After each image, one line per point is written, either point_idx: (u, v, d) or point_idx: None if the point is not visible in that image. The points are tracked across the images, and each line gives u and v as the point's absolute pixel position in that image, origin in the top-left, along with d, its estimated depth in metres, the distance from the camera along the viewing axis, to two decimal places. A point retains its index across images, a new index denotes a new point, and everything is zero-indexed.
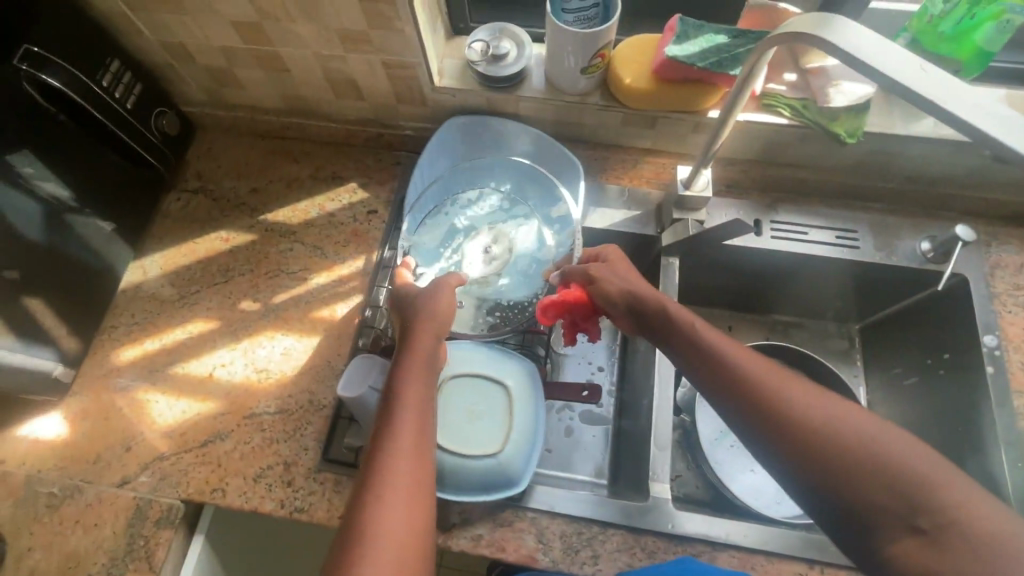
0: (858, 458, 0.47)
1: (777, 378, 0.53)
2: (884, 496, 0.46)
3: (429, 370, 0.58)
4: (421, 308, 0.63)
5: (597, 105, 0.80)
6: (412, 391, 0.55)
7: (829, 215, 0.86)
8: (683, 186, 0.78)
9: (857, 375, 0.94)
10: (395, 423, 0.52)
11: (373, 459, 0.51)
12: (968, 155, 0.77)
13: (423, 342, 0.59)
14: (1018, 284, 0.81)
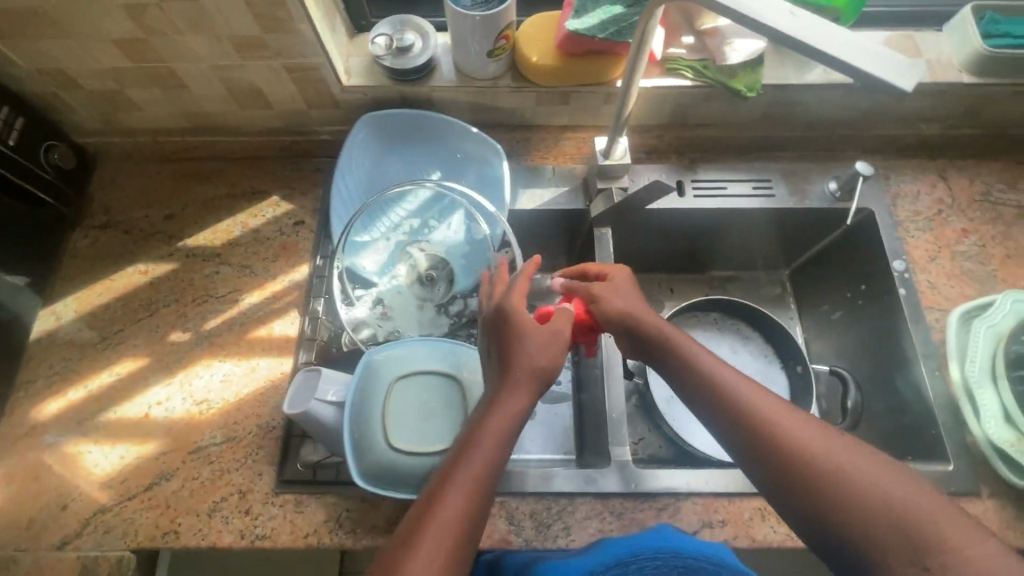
0: (857, 489, 0.47)
1: (774, 411, 0.54)
2: (880, 529, 0.45)
3: (517, 420, 0.55)
4: (524, 336, 0.59)
5: (508, 87, 0.80)
6: (490, 443, 0.53)
7: (744, 168, 0.90)
8: (602, 157, 0.80)
9: (792, 317, 1.00)
10: (458, 477, 0.51)
11: (430, 506, 0.50)
12: (857, 96, 0.82)
13: (517, 390, 0.56)
14: (917, 211, 0.87)
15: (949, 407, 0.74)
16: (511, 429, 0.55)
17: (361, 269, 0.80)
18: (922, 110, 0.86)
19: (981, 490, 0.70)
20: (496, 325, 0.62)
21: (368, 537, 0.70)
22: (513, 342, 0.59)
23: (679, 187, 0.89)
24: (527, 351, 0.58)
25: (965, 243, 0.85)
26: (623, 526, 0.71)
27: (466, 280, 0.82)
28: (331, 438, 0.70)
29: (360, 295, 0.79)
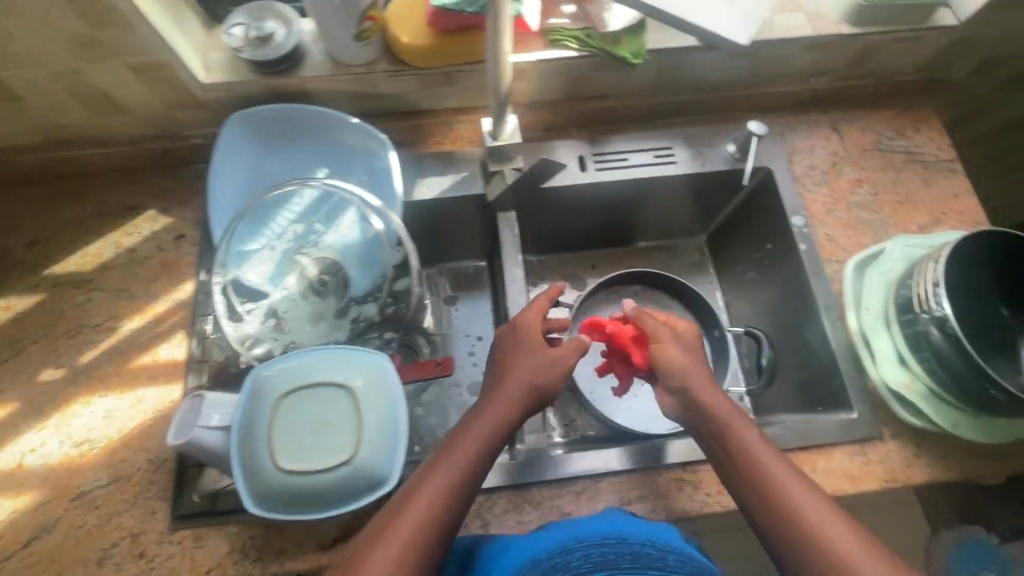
0: (784, 504, 0.58)
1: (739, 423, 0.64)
2: (792, 535, 0.57)
3: (494, 434, 0.64)
4: (527, 352, 0.69)
5: (387, 71, 0.75)
6: (469, 451, 0.62)
7: (645, 137, 0.89)
8: (492, 138, 0.76)
9: (711, 282, 1.00)
10: (431, 485, 0.59)
11: (406, 501, 0.59)
12: (744, 56, 0.81)
13: (500, 400, 0.66)
14: (814, 165, 0.88)
15: (849, 357, 0.76)
16: (491, 437, 0.63)
17: (248, 281, 0.74)
18: (810, 65, 0.85)
19: (883, 433, 0.72)
20: (506, 340, 0.71)
21: (275, 564, 0.66)
22: (508, 358, 0.68)
23: (580, 163, 0.87)
24: (528, 367, 0.67)
25: (859, 192, 0.86)
26: (542, 515, 0.69)
27: (361, 283, 0.76)
28: (224, 464, 0.65)
29: (248, 308, 0.73)
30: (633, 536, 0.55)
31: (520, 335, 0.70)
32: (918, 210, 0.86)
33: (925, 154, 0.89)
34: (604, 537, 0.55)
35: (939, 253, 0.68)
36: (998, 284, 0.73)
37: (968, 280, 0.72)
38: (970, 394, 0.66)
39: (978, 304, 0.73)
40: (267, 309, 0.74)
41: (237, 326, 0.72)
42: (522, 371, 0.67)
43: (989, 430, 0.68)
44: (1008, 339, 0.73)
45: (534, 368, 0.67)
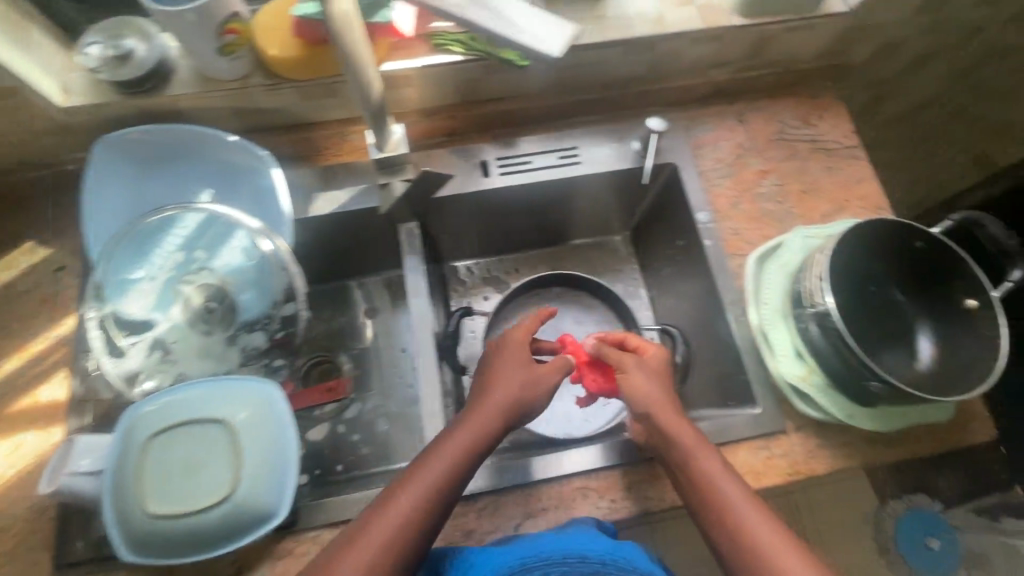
0: (740, 520, 0.59)
1: (702, 453, 0.63)
2: (750, 546, 0.58)
3: (479, 441, 0.63)
4: (513, 359, 0.69)
5: (263, 85, 0.71)
6: (452, 456, 0.61)
7: (549, 138, 0.87)
8: (378, 150, 0.71)
9: (635, 279, 1.01)
10: (411, 489, 0.58)
11: (386, 504, 0.58)
12: (638, 51, 0.79)
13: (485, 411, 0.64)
14: (719, 158, 0.87)
15: (752, 352, 0.76)
16: (476, 441, 0.62)
17: (129, 314, 0.70)
18: (708, 57, 0.84)
19: (786, 427, 0.73)
20: (498, 350, 0.71)
21: None
22: (500, 364, 0.68)
23: (483, 168, 0.84)
24: (515, 374, 0.67)
25: (764, 183, 0.86)
26: (446, 535, 0.68)
27: (251, 309, 0.73)
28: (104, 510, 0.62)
29: (130, 342, 0.70)
30: (593, 553, 0.57)
31: (513, 347, 0.70)
32: (822, 198, 0.85)
33: (829, 142, 0.89)
34: (567, 554, 0.56)
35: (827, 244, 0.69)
36: (891, 270, 0.74)
37: (858, 267, 0.73)
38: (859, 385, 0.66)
39: (869, 290, 0.74)
40: (150, 341, 0.70)
41: (118, 362, 0.68)
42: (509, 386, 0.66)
43: (885, 419, 0.69)
44: (903, 324, 0.74)
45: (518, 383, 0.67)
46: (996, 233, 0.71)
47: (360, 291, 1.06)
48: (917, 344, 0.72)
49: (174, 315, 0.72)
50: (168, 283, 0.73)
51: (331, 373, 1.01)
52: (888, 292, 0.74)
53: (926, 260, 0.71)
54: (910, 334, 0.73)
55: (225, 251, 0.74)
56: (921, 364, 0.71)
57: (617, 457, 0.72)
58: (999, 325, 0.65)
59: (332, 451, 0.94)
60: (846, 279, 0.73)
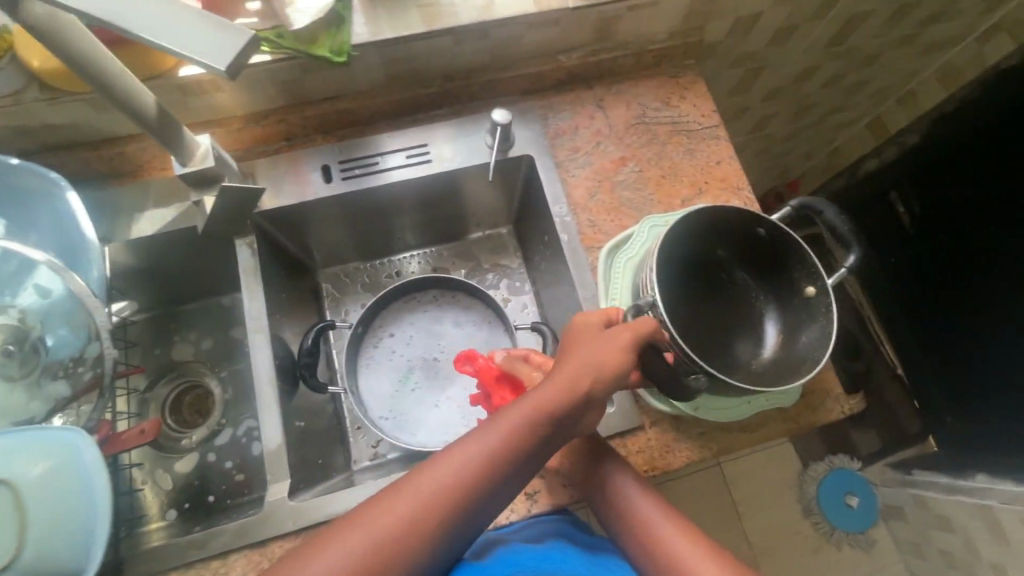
0: (649, 529, 0.60)
1: (608, 463, 0.64)
2: (657, 553, 0.59)
3: (522, 446, 0.53)
4: (587, 344, 0.57)
5: (39, 99, 0.64)
6: (484, 458, 0.52)
7: (397, 136, 0.82)
8: (182, 165, 0.65)
9: (520, 272, 0.97)
10: (426, 482, 0.51)
11: (396, 493, 0.51)
12: (471, 40, 0.74)
13: (557, 382, 0.55)
14: (576, 147, 0.84)
15: None
16: (514, 445, 0.53)
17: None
18: (553, 41, 0.80)
19: (643, 422, 0.71)
20: (580, 335, 0.59)
21: None
22: (577, 349, 0.57)
23: (325, 173, 0.80)
24: (588, 361, 0.56)
25: (623, 171, 0.83)
26: None
27: (58, 351, 0.67)
28: None
29: None
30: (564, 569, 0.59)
31: (596, 335, 0.58)
32: (682, 182, 0.83)
33: (690, 123, 0.87)
34: (540, 566, 0.58)
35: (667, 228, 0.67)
36: (735, 255, 0.72)
37: (703, 252, 0.72)
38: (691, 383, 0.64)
39: (713, 276, 0.73)
40: None
41: None
42: (599, 357, 0.56)
43: (728, 410, 0.70)
44: (747, 310, 0.72)
45: (600, 361, 0.56)
46: (835, 217, 0.68)
47: (230, 308, 0.99)
48: (759, 332, 0.71)
49: None
50: None
51: (202, 399, 0.95)
52: (733, 278, 0.73)
53: (769, 248, 0.69)
54: (752, 321, 0.72)
55: (24, 286, 0.67)
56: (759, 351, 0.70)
57: None
58: (832, 315, 0.64)
59: (203, 481, 0.89)
60: (690, 265, 0.72)
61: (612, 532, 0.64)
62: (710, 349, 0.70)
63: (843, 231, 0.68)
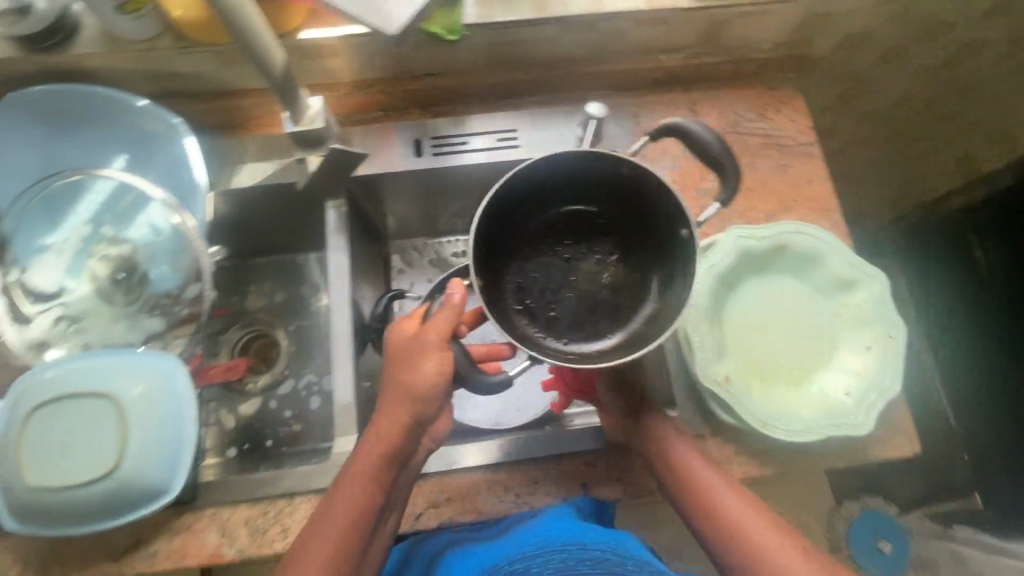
0: (737, 524, 0.58)
1: (684, 452, 0.62)
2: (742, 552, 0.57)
3: (387, 458, 0.58)
4: (416, 361, 0.59)
5: (173, 48, 0.68)
6: (358, 480, 0.57)
7: (488, 119, 0.83)
8: (293, 123, 0.69)
9: None
10: (329, 515, 0.56)
11: (311, 531, 0.56)
12: (579, 31, 0.75)
13: (390, 412, 0.59)
14: (664, 149, 0.84)
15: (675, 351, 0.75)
16: (386, 458, 0.58)
17: (36, 283, 0.69)
18: (659, 40, 0.79)
19: (704, 431, 0.71)
20: (404, 351, 0.60)
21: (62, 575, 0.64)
22: (400, 365, 0.60)
23: (416, 147, 0.82)
24: (415, 380, 0.58)
25: (710, 178, 0.82)
26: None
27: (163, 281, 0.72)
28: None
29: (37, 308, 0.68)
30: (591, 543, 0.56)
31: (421, 338, 0.59)
32: (768, 197, 0.82)
33: (783, 138, 0.85)
34: (564, 542, 0.56)
35: (502, 193, 0.58)
36: (604, 193, 0.61)
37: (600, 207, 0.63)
38: (561, 343, 0.60)
39: (591, 215, 0.63)
40: (55, 309, 0.69)
41: (17, 329, 0.67)
42: (417, 375, 0.59)
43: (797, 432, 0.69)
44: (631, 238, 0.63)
45: (433, 369, 0.59)
46: (700, 133, 0.67)
47: (303, 267, 1.02)
48: (643, 263, 0.62)
49: (85, 282, 0.71)
50: (80, 247, 0.71)
51: (269, 350, 0.99)
52: (612, 211, 0.63)
53: (630, 181, 0.57)
54: (636, 262, 0.62)
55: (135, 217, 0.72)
56: (641, 291, 0.61)
57: (528, 454, 0.70)
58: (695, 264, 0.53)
59: (263, 425, 0.94)
60: (558, 213, 0.63)
61: (686, 523, 0.61)
62: (594, 295, 0.63)
63: (717, 151, 0.66)
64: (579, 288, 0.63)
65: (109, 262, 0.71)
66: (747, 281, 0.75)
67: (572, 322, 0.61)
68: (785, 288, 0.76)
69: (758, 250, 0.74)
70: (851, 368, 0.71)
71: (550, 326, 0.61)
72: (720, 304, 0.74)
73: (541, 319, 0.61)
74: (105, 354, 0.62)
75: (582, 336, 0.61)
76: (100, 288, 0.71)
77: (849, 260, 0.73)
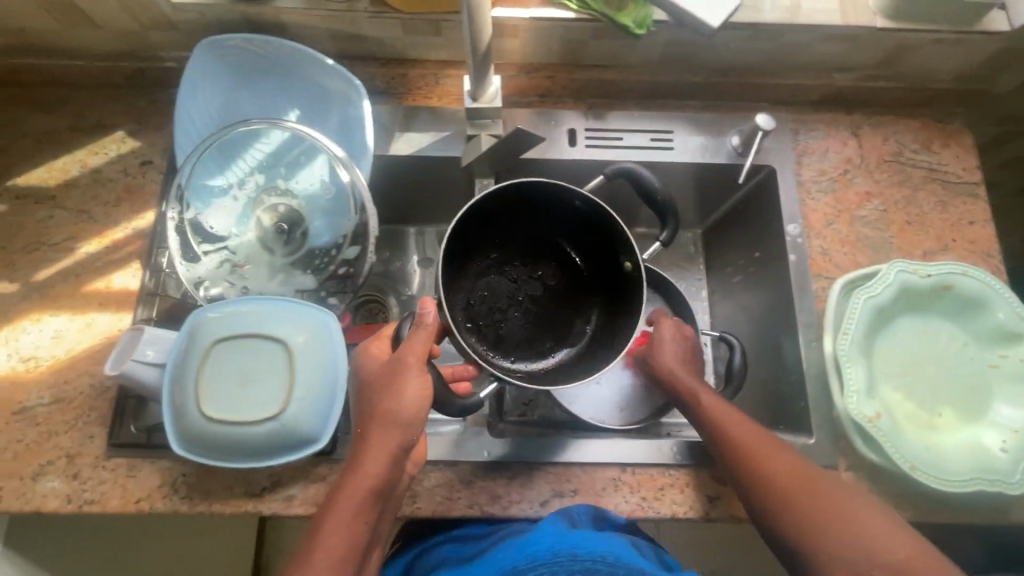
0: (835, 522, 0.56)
1: (763, 451, 0.61)
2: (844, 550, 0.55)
3: (385, 477, 0.55)
4: (399, 388, 0.57)
5: (367, 11, 0.71)
6: (354, 498, 0.54)
7: (644, 118, 0.82)
8: (472, 99, 0.70)
9: (699, 279, 0.93)
10: (327, 530, 0.53)
11: (310, 550, 0.53)
12: (761, 39, 0.74)
13: (379, 438, 0.56)
14: (822, 169, 0.81)
15: (816, 377, 0.73)
16: (385, 477, 0.55)
17: (208, 225, 0.72)
18: (837, 57, 0.78)
19: (839, 463, 0.70)
20: (381, 374, 0.58)
21: (204, 503, 0.67)
22: (385, 387, 0.57)
23: (570, 136, 0.81)
24: (399, 405, 0.56)
25: (867, 206, 0.80)
26: (473, 495, 0.68)
27: (321, 236, 0.75)
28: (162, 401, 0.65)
29: (208, 248, 0.72)
30: (583, 549, 0.57)
31: (403, 360, 0.58)
32: (926, 233, 0.79)
33: (947, 173, 0.81)
34: (557, 553, 0.57)
35: (465, 220, 0.67)
36: (554, 225, 0.71)
37: (565, 241, 0.73)
38: (508, 361, 0.70)
39: (541, 242, 0.74)
40: (223, 251, 0.72)
41: (191, 266, 0.70)
42: (401, 402, 0.56)
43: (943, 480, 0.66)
44: (574, 268, 0.73)
45: (419, 394, 0.57)
46: (649, 177, 0.70)
47: (417, 237, 0.95)
48: (574, 288, 0.74)
49: (252, 229, 0.74)
50: (249, 194, 0.75)
51: (379, 315, 0.90)
52: (565, 240, 0.73)
53: (586, 217, 0.67)
54: (575, 291, 0.74)
55: (305, 173, 0.76)
56: (575, 312, 0.73)
57: (658, 458, 0.69)
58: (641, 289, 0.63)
59: None
60: (510, 240, 0.74)
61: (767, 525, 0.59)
62: (537, 314, 0.74)
63: (659, 198, 0.70)
64: (526, 308, 0.74)
65: (275, 212, 0.75)
66: (900, 317, 0.73)
67: (520, 338, 0.72)
68: (941, 331, 0.73)
69: (920, 288, 0.72)
70: (1006, 423, 0.68)
71: (499, 342, 0.71)
72: (872, 337, 0.72)
73: (490, 335, 0.71)
74: (273, 300, 0.65)
75: (529, 354, 0.72)
76: (265, 235, 0.74)
77: (1018, 311, 0.70)
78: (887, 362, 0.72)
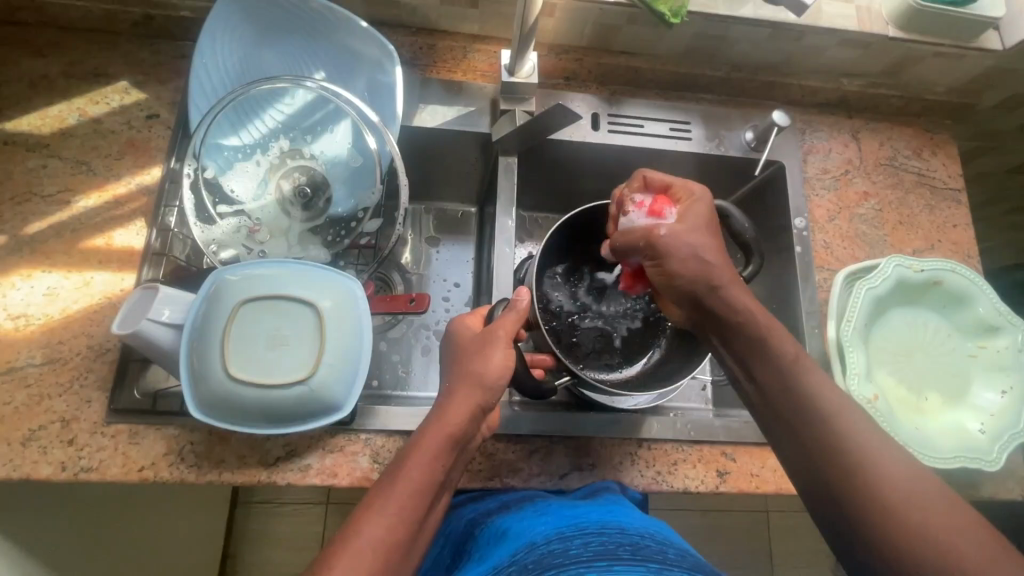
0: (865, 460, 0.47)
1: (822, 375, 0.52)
2: (861, 493, 0.47)
3: (462, 430, 0.54)
4: (488, 351, 0.57)
5: None
6: (428, 449, 0.52)
7: (664, 107, 0.84)
8: (509, 74, 0.73)
9: None
10: (400, 480, 0.51)
11: (374, 499, 0.50)
12: (781, 37, 0.78)
13: (460, 394, 0.55)
14: (825, 168, 0.86)
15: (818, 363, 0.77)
16: (461, 431, 0.54)
17: (227, 187, 0.69)
18: (845, 63, 0.83)
19: None
20: (468, 342, 0.58)
21: (213, 472, 0.64)
22: (472, 349, 0.57)
23: (594, 120, 0.82)
24: (483, 365, 0.56)
25: (865, 205, 0.85)
26: (493, 468, 0.68)
27: (343, 205, 0.73)
28: (169, 365, 0.61)
29: (224, 210, 0.69)
30: (631, 526, 0.51)
31: (495, 331, 0.58)
32: (916, 233, 0.85)
33: (935, 179, 0.88)
34: (602, 526, 0.51)
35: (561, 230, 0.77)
36: None
37: None
38: (579, 366, 0.78)
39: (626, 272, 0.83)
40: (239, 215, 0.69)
41: (206, 228, 0.67)
42: (489, 367, 0.56)
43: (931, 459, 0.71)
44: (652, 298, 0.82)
45: (504, 361, 0.57)
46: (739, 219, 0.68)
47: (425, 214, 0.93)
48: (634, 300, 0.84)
49: (270, 193, 0.71)
50: (268, 158, 0.72)
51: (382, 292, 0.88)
52: None
53: None
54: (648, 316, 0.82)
55: (329, 138, 0.74)
56: (636, 324, 0.83)
57: (671, 433, 0.72)
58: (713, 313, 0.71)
59: None
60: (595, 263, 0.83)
61: (797, 452, 0.51)
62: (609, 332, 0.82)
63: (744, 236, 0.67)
64: (600, 323, 0.82)
65: (295, 176, 0.72)
66: (895, 308, 0.79)
67: (590, 350, 0.80)
68: (928, 322, 0.79)
69: (914, 282, 0.77)
70: (985, 408, 0.74)
71: (570, 348, 0.79)
72: (868, 325, 0.77)
73: (565, 342, 0.80)
74: (302, 264, 0.63)
75: (596, 363, 0.80)
76: (283, 200, 0.71)
77: (997, 306, 0.77)
78: (875, 351, 0.77)
